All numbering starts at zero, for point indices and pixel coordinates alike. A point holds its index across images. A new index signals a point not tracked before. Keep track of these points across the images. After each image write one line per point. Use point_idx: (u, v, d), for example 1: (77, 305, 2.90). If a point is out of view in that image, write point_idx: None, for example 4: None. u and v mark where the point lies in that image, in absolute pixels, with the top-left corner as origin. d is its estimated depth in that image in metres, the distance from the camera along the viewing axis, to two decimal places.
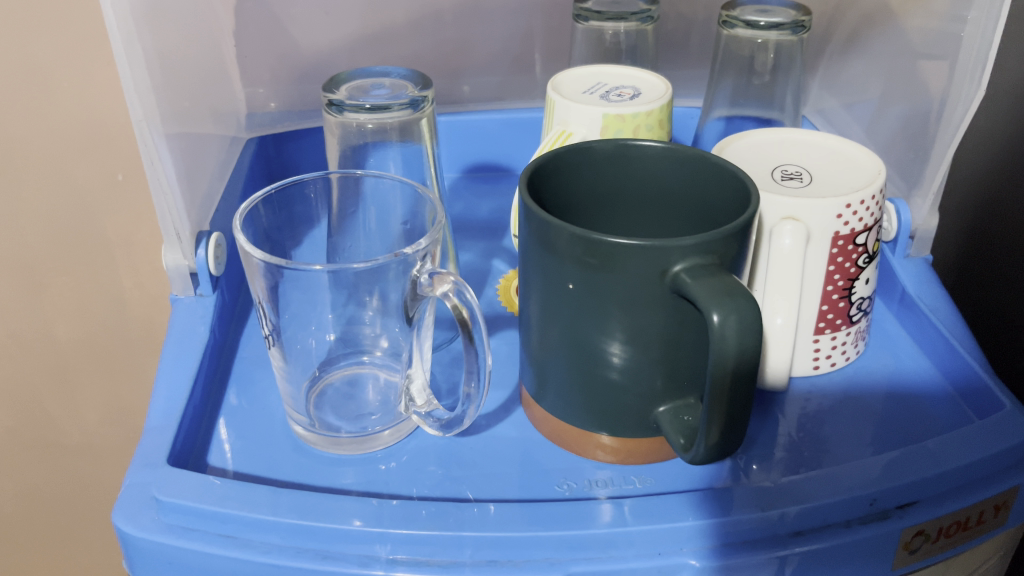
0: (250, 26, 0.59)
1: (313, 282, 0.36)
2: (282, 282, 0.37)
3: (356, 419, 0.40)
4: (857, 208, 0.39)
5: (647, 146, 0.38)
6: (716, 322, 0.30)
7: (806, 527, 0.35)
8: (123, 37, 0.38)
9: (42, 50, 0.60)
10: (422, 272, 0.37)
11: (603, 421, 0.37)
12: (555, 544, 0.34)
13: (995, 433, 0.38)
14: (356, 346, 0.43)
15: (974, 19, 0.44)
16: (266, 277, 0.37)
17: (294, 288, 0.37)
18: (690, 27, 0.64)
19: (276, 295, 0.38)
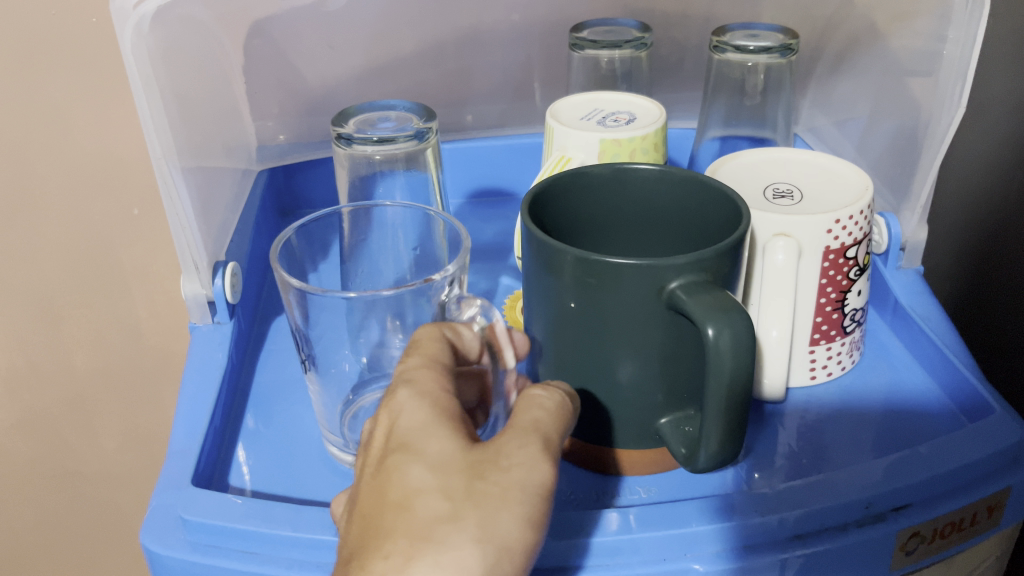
0: (262, 64, 0.60)
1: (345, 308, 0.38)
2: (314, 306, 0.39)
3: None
4: (846, 223, 0.41)
5: (642, 170, 0.40)
6: (711, 336, 0.31)
7: (805, 531, 0.36)
8: (142, 79, 0.40)
9: (60, 92, 0.63)
10: (450, 298, 0.39)
11: (608, 434, 0.39)
12: (564, 552, 0.36)
13: (986, 436, 0.39)
14: (379, 372, 0.43)
15: (954, 38, 0.46)
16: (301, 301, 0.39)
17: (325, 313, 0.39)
18: (683, 52, 0.66)
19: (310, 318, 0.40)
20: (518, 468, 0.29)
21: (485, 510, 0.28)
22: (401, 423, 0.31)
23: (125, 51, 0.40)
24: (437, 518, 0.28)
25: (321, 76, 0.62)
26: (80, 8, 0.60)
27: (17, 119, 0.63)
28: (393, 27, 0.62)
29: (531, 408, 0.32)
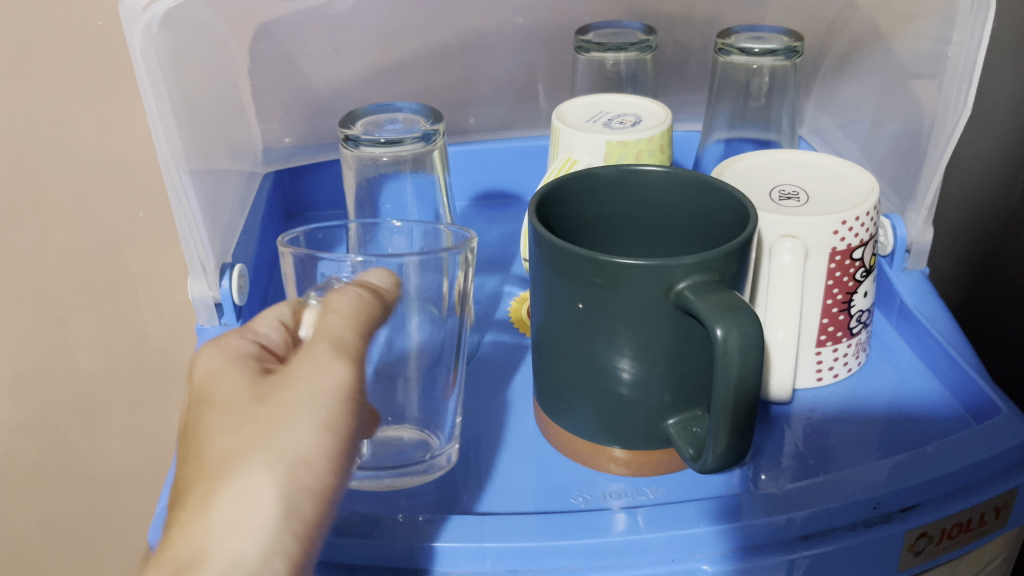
0: (265, 65, 0.59)
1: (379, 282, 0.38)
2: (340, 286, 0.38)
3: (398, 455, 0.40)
4: (852, 224, 0.41)
5: (649, 171, 0.40)
6: (719, 335, 0.32)
7: (813, 531, 0.37)
8: (150, 80, 0.40)
9: (66, 94, 0.63)
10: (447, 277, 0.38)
11: (615, 434, 0.39)
12: (573, 552, 0.36)
13: (992, 437, 0.39)
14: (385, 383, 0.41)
15: (959, 39, 0.46)
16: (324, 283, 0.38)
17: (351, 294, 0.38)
18: (687, 55, 0.66)
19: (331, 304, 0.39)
20: (302, 381, 0.32)
21: (267, 429, 0.31)
22: (204, 374, 0.34)
23: (134, 53, 0.40)
24: (227, 451, 0.31)
25: (326, 79, 0.62)
26: (87, 11, 0.60)
27: (23, 121, 0.63)
28: (397, 30, 0.62)
29: (330, 340, 0.34)
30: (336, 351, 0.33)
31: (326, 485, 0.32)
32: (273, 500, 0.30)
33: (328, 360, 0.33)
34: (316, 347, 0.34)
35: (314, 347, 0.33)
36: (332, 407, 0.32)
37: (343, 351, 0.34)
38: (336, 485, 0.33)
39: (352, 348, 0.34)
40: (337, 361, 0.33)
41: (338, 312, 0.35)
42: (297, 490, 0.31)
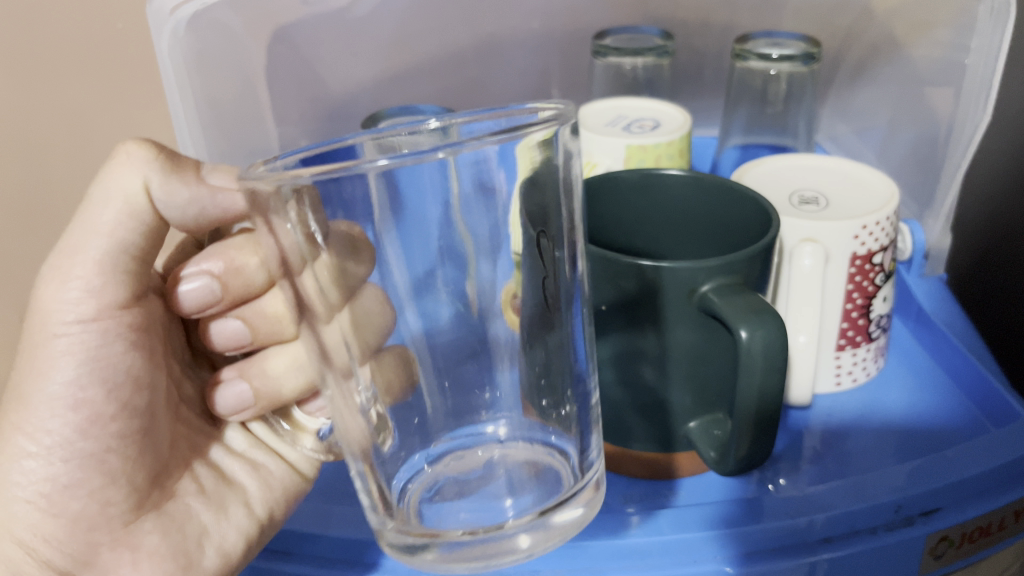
0: (282, 70, 0.53)
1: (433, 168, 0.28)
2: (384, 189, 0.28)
3: (492, 495, 0.32)
4: (873, 229, 0.41)
5: (671, 175, 0.40)
6: (744, 338, 0.32)
7: (833, 534, 0.37)
8: (177, 82, 0.48)
9: (81, 98, 0.60)
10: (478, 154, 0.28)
11: (635, 437, 0.39)
12: (595, 553, 0.36)
13: (1011, 442, 0.39)
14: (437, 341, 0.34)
15: (977, 49, 0.47)
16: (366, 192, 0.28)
17: (403, 201, 0.29)
18: (703, 61, 0.65)
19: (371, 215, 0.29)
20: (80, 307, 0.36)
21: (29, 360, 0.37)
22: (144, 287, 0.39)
23: (161, 52, 0.47)
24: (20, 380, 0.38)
25: (343, 83, 0.57)
26: (104, 14, 0.57)
27: (40, 128, 0.61)
28: (408, 34, 0.57)
29: (60, 268, 0.36)
30: (60, 274, 0.36)
31: (57, 427, 0.37)
32: (20, 461, 0.37)
33: (56, 290, 0.36)
34: (52, 270, 0.36)
35: (46, 275, 0.36)
36: (57, 351, 0.37)
37: (74, 276, 0.36)
38: (73, 423, 0.37)
39: (87, 280, 0.36)
40: (62, 286, 0.36)
41: (75, 226, 0.35)
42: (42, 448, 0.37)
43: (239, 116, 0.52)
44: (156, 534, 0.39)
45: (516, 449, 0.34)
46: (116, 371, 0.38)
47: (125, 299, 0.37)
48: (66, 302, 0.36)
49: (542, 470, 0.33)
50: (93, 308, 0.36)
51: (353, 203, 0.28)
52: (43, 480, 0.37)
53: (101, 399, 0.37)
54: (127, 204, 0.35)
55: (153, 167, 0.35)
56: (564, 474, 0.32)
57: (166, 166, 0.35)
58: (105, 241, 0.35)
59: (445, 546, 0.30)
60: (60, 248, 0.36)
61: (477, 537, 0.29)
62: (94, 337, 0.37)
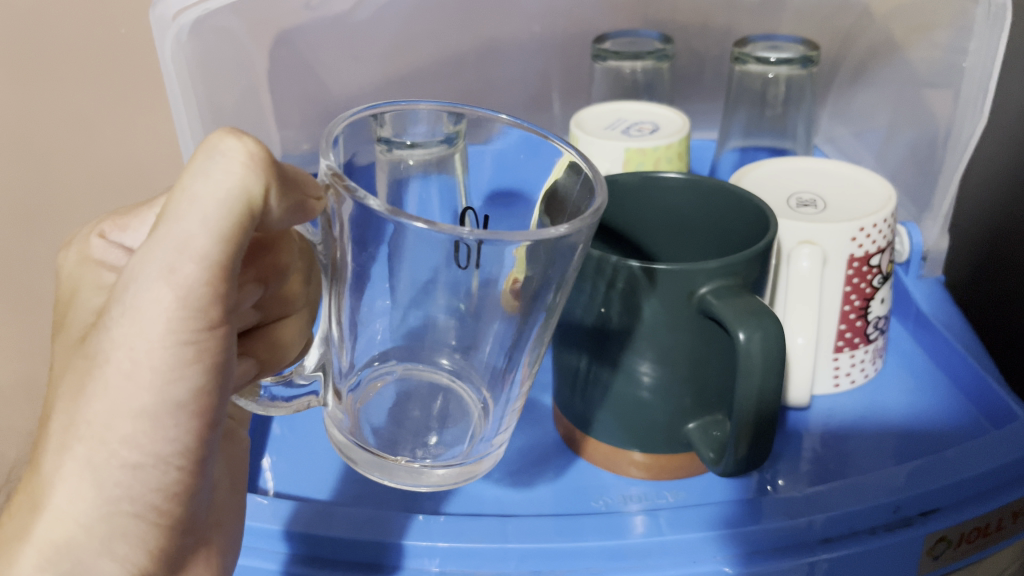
0: (284, 74, 0.53)
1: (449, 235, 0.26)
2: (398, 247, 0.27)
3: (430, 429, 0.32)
4: (870, 232, 0.42)
5: (669, 178, 0.40)
6: (742, 340, 0.32)
7: (833, 534, 0.37)
8: (180, 87, 0.48)
9: (85, 101, 0.60)
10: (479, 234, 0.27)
11: (636, 439, 0.39)
12: (595, 554, 0.36)
13: (1009, 443, 0.39)
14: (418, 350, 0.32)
15: (974, 50, 0.47)
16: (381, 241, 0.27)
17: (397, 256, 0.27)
18: (703, 64, 0.65)
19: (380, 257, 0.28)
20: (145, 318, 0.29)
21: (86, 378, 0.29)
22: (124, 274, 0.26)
23: (164, 56, 0.47)
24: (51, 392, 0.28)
25: (344, 85, 0.56)
26: (108, 19, 0.58)
27: (44, 131, 0.61)
28: (414, 34, 0.56)
29: (160, 256, 0.26)
30: (164, 266, 0.26)
31: (137, 469, 0.28)
32: (60, 506, 0.28)
33: (147, 294, 0.27)
34: (137, 264, 0.27)
35: (141, 268, 0.27)
36: (142, 372, 0.27)
37: (180, 278, 0.26)
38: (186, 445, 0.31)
39: (190, 284, 0.27)
40: (160, 288, 0.27)
41: (187, 211, 0.26)
42: (142, 456, 0.28)
43: (243, 120, 0.53)
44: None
45: (464, 387, 0.32)
46: (197, 396, 0.28)
47: (216, 314, 0.27)
48: (175, 309, 0.27)
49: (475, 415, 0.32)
50: (216, 316, 0.27)
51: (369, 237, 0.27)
52: (105, 531, 0.28)
53: (185, 431, 0.28)
54: (240, 205, 0.27)
55: (262, 169, 0.27)
56: (486, 424, 0.32)
57: (280, 171, 0.27)
58: (211, 240, 0.26)
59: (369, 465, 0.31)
60: (166, 239, 0.26)
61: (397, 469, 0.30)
62: (214, 356, 0.28)
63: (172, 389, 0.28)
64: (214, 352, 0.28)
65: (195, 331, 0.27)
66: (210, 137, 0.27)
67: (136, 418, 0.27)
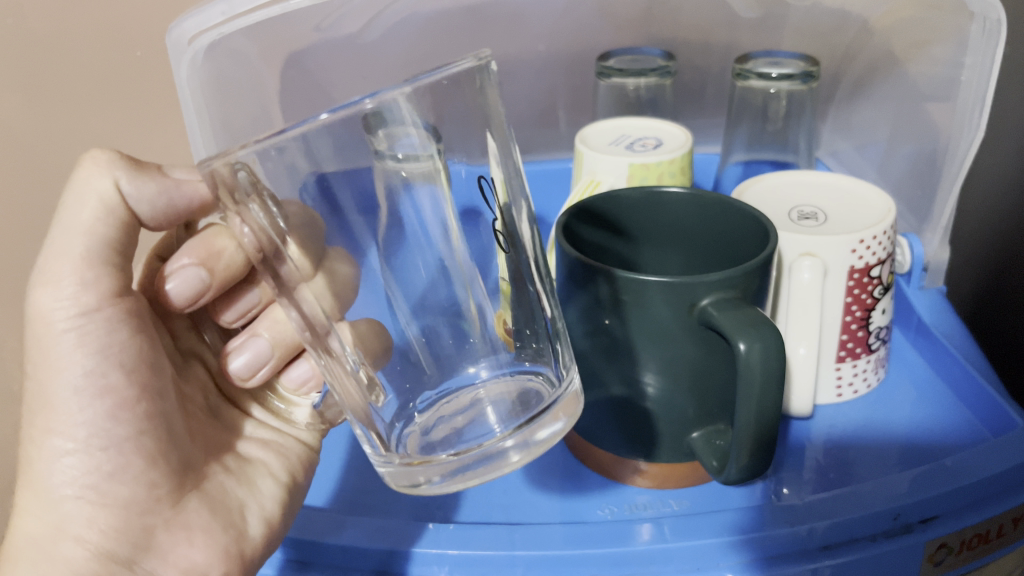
0: (295, 91, 0.55)
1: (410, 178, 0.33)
2: (339, 166, 0.30)
3: (484, 425, 0.33)
4: (870, 244, 0.42)
5: (672, 192, 0.41)
6: (742, 350, 0.32)
7: (834, 541, 0.37)
8: (195, 109, 0.49)
9: (102, 121, 0.62)
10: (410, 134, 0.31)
11: (641, 449, 0.40)
12: (599, 561, 0.37)
13: (1008, 451, 0.40)
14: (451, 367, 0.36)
15: (971, 64, 0.47)
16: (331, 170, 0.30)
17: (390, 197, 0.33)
18: (705, 79, 0.66)
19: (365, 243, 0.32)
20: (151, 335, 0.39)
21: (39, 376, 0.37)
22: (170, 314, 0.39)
23: (180, 81, 0.48)
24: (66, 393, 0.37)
25: None
26: (124, 42, 0.59)
27: (60, 149, 0.62)
28: (423, 54, 0.58)
29: (41, 275, 0.36)
30: (47, 277, 0.36)
31: (90, 423, 0.37)
32: (57, 463, 0.37)
33: (49, 294, 0.36)
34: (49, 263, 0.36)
35: (33, 284, 0.37)
36: (65, 348, 0.37)
37: (59, 277, 0.36)
38: (102, 412, 0.37)
39: (59, 279, 0.36)
40: (42, 291, 0.36)
41: (54, 227, 0.36)
42: (74, 442, 0.37)
43: None
44: (203, 511, 0.40)
45: (501, 381, 0.35)
46: (89, 374, 0.37)
47: (89, 302, 0.36)
48: (58, 296, 0.36)
49: (528, 399, 0.34)
50: (94, 298, 0.37)
51: (332, 193, 0.31)
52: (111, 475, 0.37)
53: (125, 386, 0.38)
54: (107, 211, 0.36)
55: (119, 166, 0.36)
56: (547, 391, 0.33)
57: (127, 164, 0.37)
58: (79, 239, 0.36)
59: (440, 478, 0.31)
60: (41, 258, 0.37)
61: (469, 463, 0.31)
62: (104, 332, 0.37)
63: (69, 371, 0.37)
64: (103, 327, 0.37)
65: (72, 319, 0.36)
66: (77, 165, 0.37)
67: (73, 386, 0.37)
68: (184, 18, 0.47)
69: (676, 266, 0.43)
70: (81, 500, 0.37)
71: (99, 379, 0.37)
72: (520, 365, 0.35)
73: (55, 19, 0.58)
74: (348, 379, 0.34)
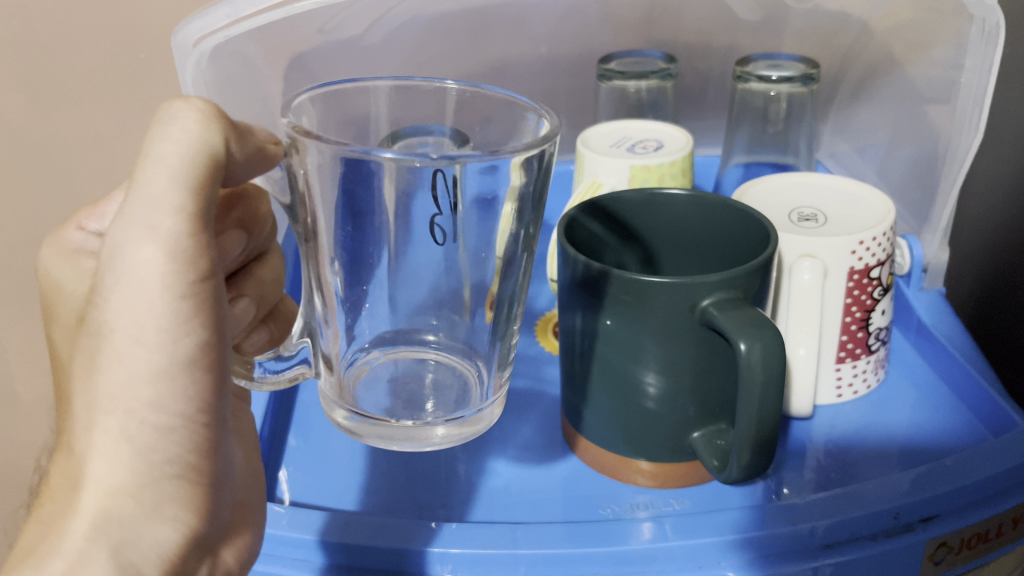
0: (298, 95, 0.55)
1: (442, 194, 0.31)
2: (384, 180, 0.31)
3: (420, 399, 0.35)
4: (869, 245, 0.43)
5: (673, 195, 0.42)
6: (743, 350, 0.33)
7: (834, 540, 0.38)
8: None
9: (106, 123, 0.62)
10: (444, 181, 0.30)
11: (642, 448, 0.40)
12: (603, 559, 0.37)
13: (1007, 451, 0.40)
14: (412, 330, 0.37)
15: (970, 67, 0.48)
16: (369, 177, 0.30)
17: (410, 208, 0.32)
18: (706, 81, 0.67)
19: (368, 221, 0.33)
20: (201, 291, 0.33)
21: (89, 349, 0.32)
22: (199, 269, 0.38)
23: (187, 84, 0.49)
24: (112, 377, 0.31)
25: None
26: (127, 46, 0.59)
27: (64, 151, 0.62)
28: (425, 57, 0.58)
29: (146, 224, 0.31)
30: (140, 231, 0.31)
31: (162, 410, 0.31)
32: (123, 459, 0.31)
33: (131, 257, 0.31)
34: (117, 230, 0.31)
35: (126, 240, 0.31)
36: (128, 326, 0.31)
37: (155, 229, 0.31)
38: None
39: (173, 234, 0.31)
40: (148, 247, 0.31)
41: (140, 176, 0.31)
42: None
43: None
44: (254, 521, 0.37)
45: (453, 362, 0.36)
46: (199, 351, 0.32)
47: (203, 267, 0.31)
48: (165, 259, 0.31)
49: (465, 385, 0.36)
50: (205, 266, 0.31)
51: (361, 187, 0.31)
52: None
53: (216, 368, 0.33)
54: (204, 156, 0.31)
55: (198, 112, 0.32)
56: (479, 391, 0.36)
57: (230, 125, 0.32)
58: (181, 192, 0.31)
59: (354, 417, 0.34)
60: (139, 209, 0.31)
61: (392, 429, 0.33)
62: (211, 305, 0.32)
63: (180, 344, 0.31)
64: (207, 299, 0.32)
65: (188, 286, 0.31)
66: (162, 112, 0.32)
67: (159, 367, 0.31)
68: (189, 21, 0.48)
69: (672, 269, 0.43)
70: (186, 495, 0.33)
71: (212, 355, 0.32)
72: (474, 350, 0.37)
73: (60, 22, 0.58)
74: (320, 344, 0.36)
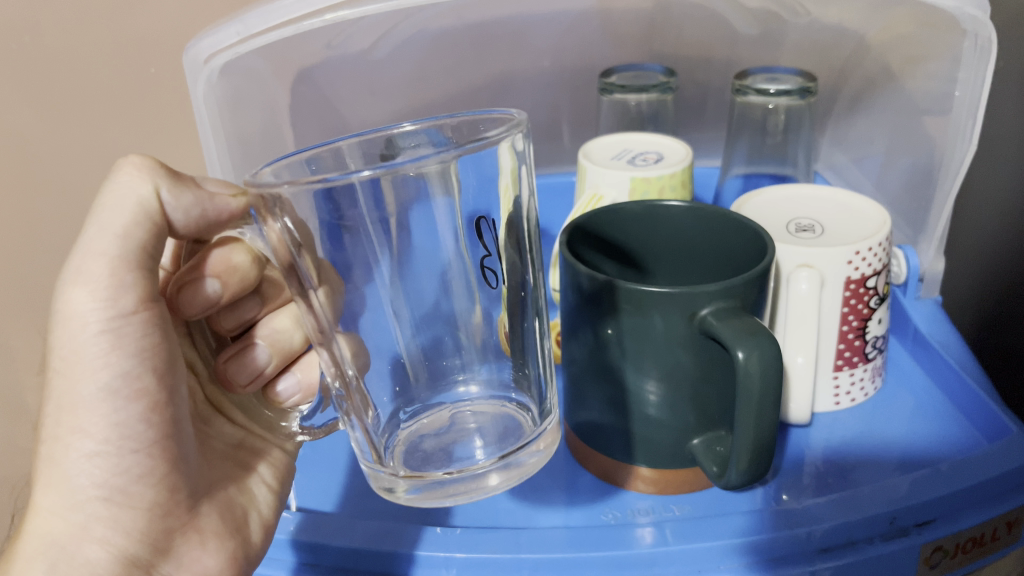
0: (304, 107, 0.56)
1: (429, 200, 0.33)
2: (367, 199, 0.31)
3: (467, 445, 0.36)
4: (865, 255, 0.43)
5: (672, 206, 0.42)
6: (741, 358, 0.33)
7: (832, 544, 0.38)
8: (209, 122, 0.50)
9: (115, 135, 0.63)
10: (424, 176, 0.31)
11: (643, 454, 0.41)
12: (603, 563, 0.38)
13: (1002, 456, 0.41)
14: (443, 378, 0.38)
15: (964, 80, 0.48)
16: (359, 199, 0.31)
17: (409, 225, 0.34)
18: (706, 94, 0.68)
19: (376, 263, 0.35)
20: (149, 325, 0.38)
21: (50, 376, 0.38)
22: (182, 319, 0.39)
23: (197, 98, 0.49)
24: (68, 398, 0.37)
25: (361, 118, 0.59)
26: (138, 60, 0.61)
27: (73, 162, 0.64)
28: (430, 70, 0.59)
29: (76, 272, 0.36)
30: (83, 275, 0.36)
31: (115, 424, 0.37)
32: (82, 464, 0.37)
33: (77, 295, 0.36)
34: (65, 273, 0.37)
35: (65, 282, 0.36)
36: (88, 353, 0.36)
37: (94, 276, 0.36)
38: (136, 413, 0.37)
39: (97, 278, 0.36)
40: (81, 290, 0.36)
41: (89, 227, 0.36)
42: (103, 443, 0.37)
43: (268, 153, 0.55)
44: (214, 514, 0.41)
45: (486, 405, 0.38)
46: (125, 374, 0.37)
47: (130, 302, 0.36)
48: (95, 297, 0.36)
49: (513, 429, 0.36)
50: (132, 301, 0.36)
51: (350, 217, 0.32)
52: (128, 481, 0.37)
53: (156, 389, 0.38)
54: (139, 208, 0.36)
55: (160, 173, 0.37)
56: (523, 431, 0.36)
57: (167, 173, 0.37)
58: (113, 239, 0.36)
59: (416, 490, 0.34)
60: (75, 256, 0.36)
61: (447, 482, 0.33)
62: (139, 334, 0.37)
63: (101, 372, 0.36)
64: (139, 329, 0.37)
65: (115, 320, 0.36)
66: (113, 171, 0.37)
67: (104, 387, 0.36)
68: (200, 37, 0.48)
69: (673, 280, 0.44)
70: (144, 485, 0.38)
71: (139, 377, 0.37)
72: (510, 387, 0.38)
73: (72, 38, 0.59)
74: (346, 389, 0.37)
